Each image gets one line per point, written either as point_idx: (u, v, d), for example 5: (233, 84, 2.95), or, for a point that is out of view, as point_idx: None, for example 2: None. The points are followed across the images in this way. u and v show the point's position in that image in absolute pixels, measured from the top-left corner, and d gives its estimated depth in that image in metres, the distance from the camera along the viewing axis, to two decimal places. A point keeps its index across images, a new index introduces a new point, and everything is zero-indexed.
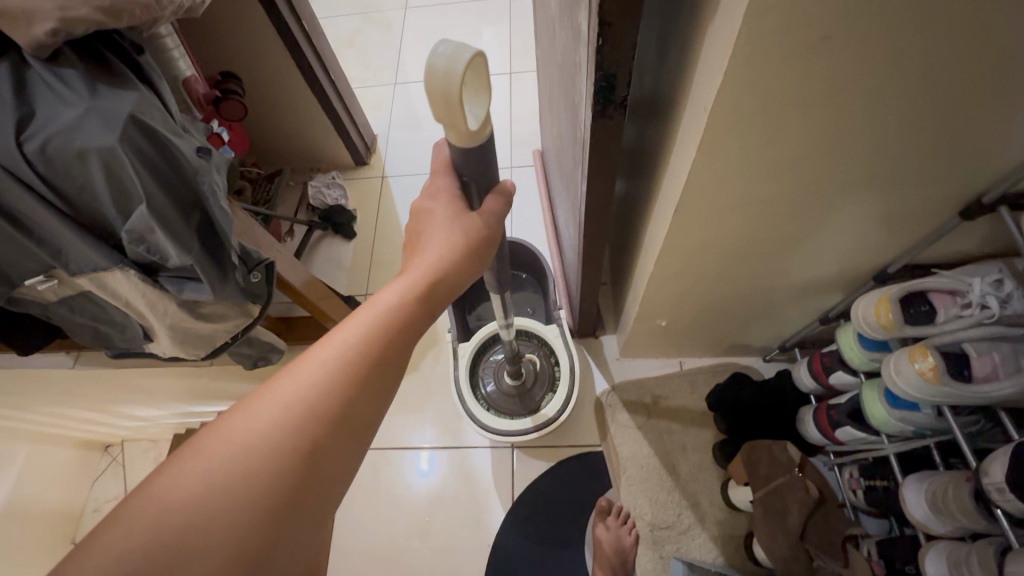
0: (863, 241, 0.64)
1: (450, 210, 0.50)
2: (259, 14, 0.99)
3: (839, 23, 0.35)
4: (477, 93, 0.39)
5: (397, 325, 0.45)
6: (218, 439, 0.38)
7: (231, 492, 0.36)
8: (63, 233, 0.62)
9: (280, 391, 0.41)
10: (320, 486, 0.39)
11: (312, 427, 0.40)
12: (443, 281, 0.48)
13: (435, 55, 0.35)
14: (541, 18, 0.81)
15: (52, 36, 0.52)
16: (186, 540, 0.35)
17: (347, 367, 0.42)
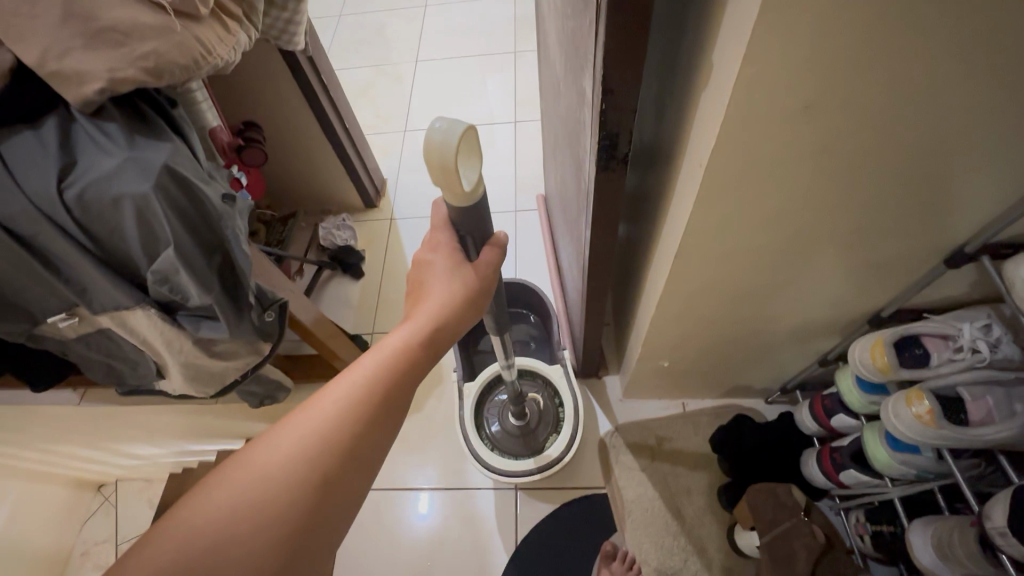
0: (855, 286, 0.67)
1: (450, 261, 0.52)
2: (282, 70, 1.06)
3: (817, 94, 0.39)
4: (470, 158, 0.43)
5: (402, 368, 0.47)
6: (240, 468, 0.40)
7: (250, 522, 0.38)
8: (93, 273, 0.65)
9: (292, 428, 0.42)
10: (333, 515, 0.41)
11: (326, 459, 0.41)
12: (446, 325, 0.50)
13: (433, 129, 0.39)
14: (546, 76, 0.87)
15: (100, 94, 0.57)
16: (208, 570, 0.36)
17: (355, 408, 0.44)
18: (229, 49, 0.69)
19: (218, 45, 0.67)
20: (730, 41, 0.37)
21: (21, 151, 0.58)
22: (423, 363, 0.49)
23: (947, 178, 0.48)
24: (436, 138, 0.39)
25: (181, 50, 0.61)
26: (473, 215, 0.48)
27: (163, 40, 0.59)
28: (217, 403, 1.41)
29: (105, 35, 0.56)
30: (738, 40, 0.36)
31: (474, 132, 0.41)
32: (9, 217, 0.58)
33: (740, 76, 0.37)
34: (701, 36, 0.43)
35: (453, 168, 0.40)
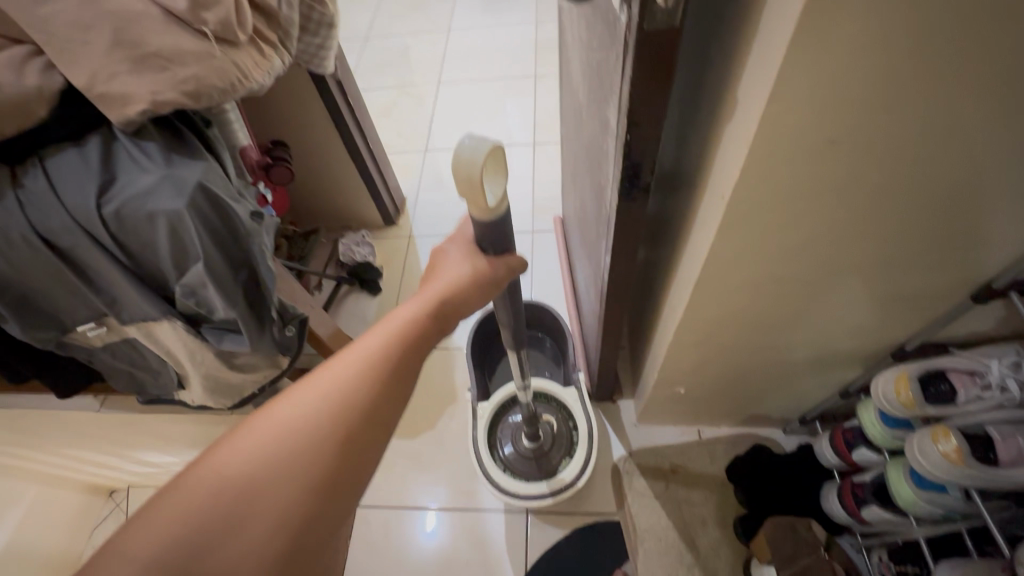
0: (880, 318, 0.66)
1: (464, 251, 0.53)
2: (311, 91, 1.09)
3: (841, 131, 0.39)
4: (496, 174, 0.44)
5: (413, 338, 0.48)
6: (266, 421, 0.42)
7: (274, 470, 0.40)
8: (123, 285, 0.67)
9: (312, 388, 0.43)
10: (352, 471, 0.42)
11: (344, 418, 0.42)
12: (457, 299, 0.51)
13: (462, 145, 0.41)
14: (568, 102, 0.89)
15: (143, 114, 0.60)
16: (236, 513, 0.38)
17: (367, 376, 0.44)
18: (264, 73, 0.71)
19: (254, 68, 0.69)
20: (755, 78, 0.38)
21: (66, 166, 0.61)
22: (433, 334, 0.50)
23: (973, 214, 0.48)
24: (467, 150, 0.41)
25: (218, 73, 0.63)
26: (498, 228, 0.48)
27: (202, 65, 0.62)
28: (231, 414, 1.42)
29: (150, 61, 0.59)
30: (763, 76, 0.37)
31: (501, 150, 0.42)
32: (50, 229, 0.61)
33: (764, 112, 0.38)
34: (725, 72, 0.44)
35: (479, 181, 0.41)
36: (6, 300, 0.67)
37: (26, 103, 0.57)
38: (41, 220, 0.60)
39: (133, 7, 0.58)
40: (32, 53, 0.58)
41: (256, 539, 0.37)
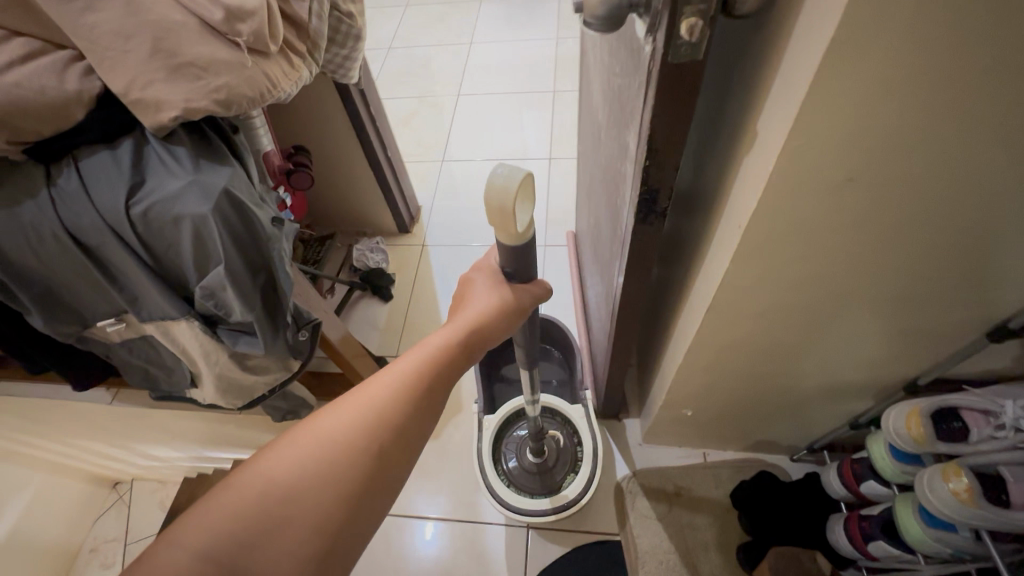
0: (894, 352, 0.66)
1: (490, 279, 0.55)
2: (334, 100, 1.11)
3: (861, 168, 0.40)
4: (527, 203, 0.44)
5: (443, 364, 0.49)
6: (308, 432, 0.44)
7: (313, 480, 0.41)
8: (146, 283, 0.69)
9: (351, 404, 0.45)
10: (381, 487, 0.43)
11: (379, 436, 0.44)
12: (486, 327, 0.52)
13: (495, 174, 0.41)
14: (586, 121, 0.90)
15: (173, 121, 0.62)
16: (275, 517, 0.40)
17: (398, 400, 0.46)
18: (292, 83, 0.74)
19: (282, 79, 0.71)
20: (775, 112, 0.39)
21: (98, 168, 0.63)
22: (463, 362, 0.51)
23: (989, 254, 0.48)
24: (500, 180, 0.41)
25: (250, 83, 0.66)
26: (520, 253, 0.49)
27: (234, 75, 0.64)
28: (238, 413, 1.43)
29: (184, 69, 0.61)
30: (784, 112, 0.38)
31: (533, 181, 0.42)
32: (79, 227, 0.63)
33: (783, 148, 0.38)
34: (745, 104, 0.44)
35: (510, 212, 0.42)
36: (32, 293, 0.69)
37: (65, 107, 0.59)
38: (71, 218, 0.62)
39: (172, 18, 0.60)
40: (76, 57, 0.61)
41: (290, 544, 0.39)
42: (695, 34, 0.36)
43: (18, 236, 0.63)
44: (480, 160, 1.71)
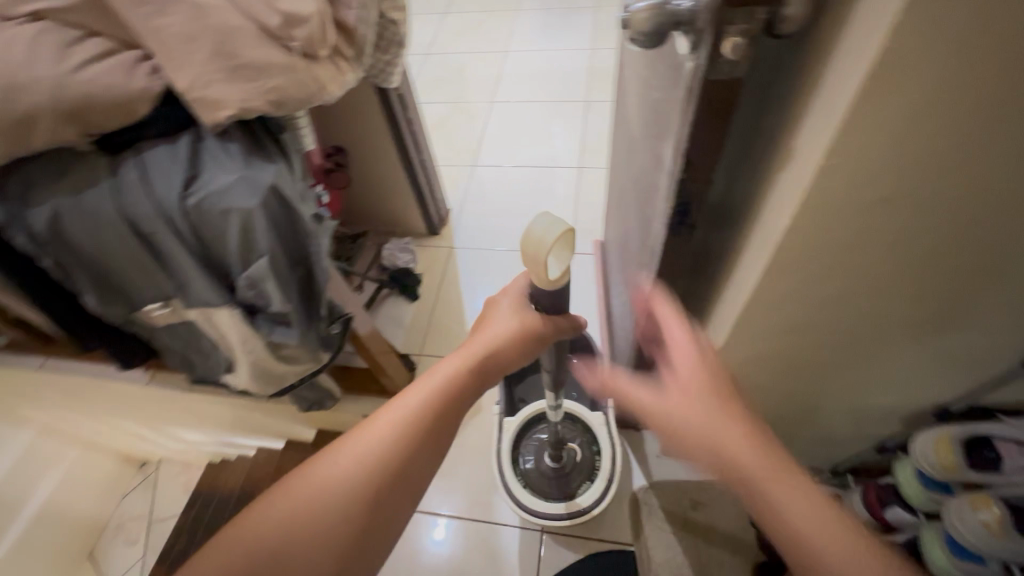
0: (925, 376, 0.65)
1: (513, 305, 0.56)
2: (374, 103, 1.15)
3: (897, 189, 0.40)
4: (563, 253, 0.47)
5: (448, 399, 0.51)
6: (315, 469, 0.47)
7: (319, 514, 0.45)
8: (193, 271, 0.73)
9: (356, 442, 0.48)
10: (384, 517, 0.47)
11: (381, 473, 0.47)
12: (500, 356, 0.54)
13: (536, 222, 0.44)
14: (619, 132, 0.91)
15: (228, 119, 0.66)
16: (287, 548, 0.44)
17: (399, 438, 0.48)
18: (337, 86, 0.76)
19: (329, 82, 0.74)
20: (813, 130, 0.39)
21: (157, 161, 0.67)
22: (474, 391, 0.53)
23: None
24: (535, 231, 0.44)
25: (299, 86, 0.69)
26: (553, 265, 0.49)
27: (286, 77, 0.67)
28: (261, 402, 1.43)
29: (242, 71, 0.64)
30: (822, 132, 0.38)
31: (573, 234, 0.45)
32: (137, 216, 0.67)
33: (820, 165, 0.39)
34: (784, 121, 0.45)
35: (542, 261, 0.45)
36: (88, 275, 0.74)
37: (131, 102, 0.63)
38: (130, 207, 0.66)
39: (233, 21, 0.64)
40: (142, 57, 0.65)
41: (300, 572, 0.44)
42: (737, 51, 0.37)
43: (81, 222, 0.67)
44: (510, 166, 1.74)
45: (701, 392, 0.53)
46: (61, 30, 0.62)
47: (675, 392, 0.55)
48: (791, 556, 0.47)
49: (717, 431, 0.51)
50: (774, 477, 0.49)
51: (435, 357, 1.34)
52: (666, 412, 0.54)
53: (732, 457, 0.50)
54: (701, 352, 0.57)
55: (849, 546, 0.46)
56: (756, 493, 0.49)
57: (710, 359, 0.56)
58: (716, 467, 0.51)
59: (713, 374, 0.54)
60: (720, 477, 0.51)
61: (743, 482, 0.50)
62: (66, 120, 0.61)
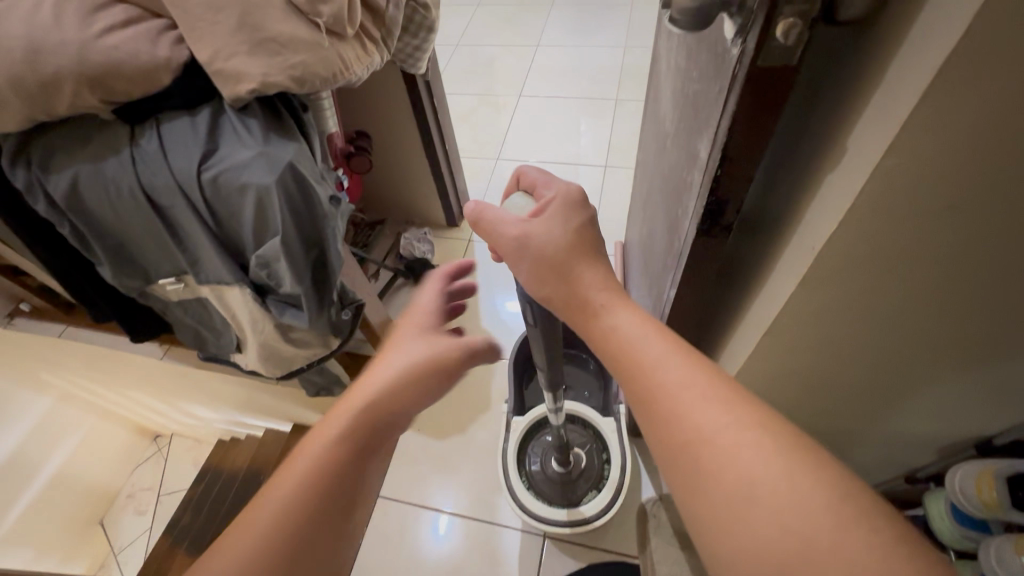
0: (968, 404, 0.60)
1: (418, 333, 0.50)
2: (400, 88, 1.14)
3: (965, 196, 0.36)
4: None
5: (322, 484, 0.42)
6: None
7: None
8: (207, 247, 0.72)
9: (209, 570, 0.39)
10: None
11: None
12: (389, 399, 0.46)
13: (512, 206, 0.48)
14: (651, 129, 0.87)
15: (250, 93, 0.64)
16: None
17: (261, 552, 0.39)
18: (363, 67, 0.74)
19: (355, 62, 0.73)
20: (872, 128, 0.36)
21: (177, 132, 0.66)
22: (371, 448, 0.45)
23: None
24: (514, 210, 0.48)
25: (324, 63, 0.67)
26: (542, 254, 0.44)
27: (311, 54, 0.66)
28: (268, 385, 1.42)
29: (266, 45, 0.63)
30: (884, 128, 0.34)
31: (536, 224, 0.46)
32: (154, 187, 0.66)
33: (878, 166, 0.35)
34: (836, 119, 0.41)
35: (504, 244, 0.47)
36: (106, 245, 0.74)
37: (154, 72, 0.62)
38: (148, 178, 0.66)
39: None
40: (167, 27, 0.63)
41: None
42: (793, 35, 0.34)
43: (100, 191, 0.67)
44: (536, 161, 1.71)
45: (565, 228, 0.45)
46: None
47: (536, 219, 0.45)
48: (633, 396, 0.39)
49: (572, 262, 0.44)
50: (618, 301, 0.42)
51: None
52: (520, 237, 0.45)
53: (578, 288, 0.43)
54: (574, 193, 0.46)
55: (693, 366, 0.37)
56: (599, 322, 0.42)
57: (581, 208, 0.46)
58: (562, 300, 0.44)
59: (580, 225, 0.45)
60: (566, 318, 0.45)
61: (588, 315, 0.43)
62: (89, 85, 0.60)
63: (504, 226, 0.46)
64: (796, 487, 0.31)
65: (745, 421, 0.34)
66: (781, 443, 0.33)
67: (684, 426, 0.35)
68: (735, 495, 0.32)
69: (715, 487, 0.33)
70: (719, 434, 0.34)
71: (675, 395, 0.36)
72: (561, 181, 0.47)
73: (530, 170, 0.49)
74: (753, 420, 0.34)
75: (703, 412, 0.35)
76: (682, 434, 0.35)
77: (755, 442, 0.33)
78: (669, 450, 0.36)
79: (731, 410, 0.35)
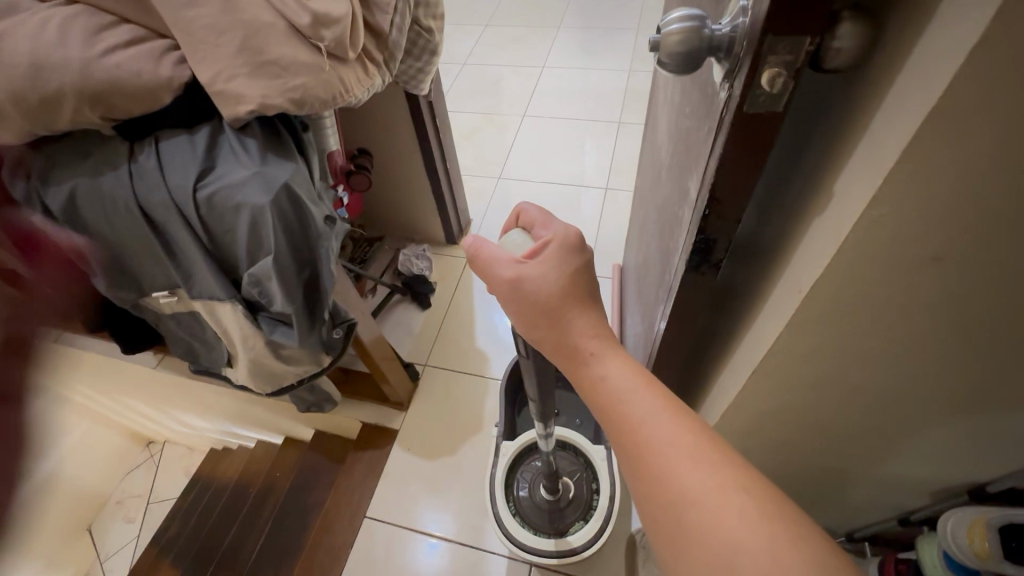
0: (961, 450, 0.59)
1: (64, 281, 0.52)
2: (403, 108, 1.15)
3: (950, 248, 0.36)
4: None
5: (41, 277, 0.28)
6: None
7: None
8: (200, 263, 0.72)
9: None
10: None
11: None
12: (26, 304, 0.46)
13: (509, 240, 0.46)
14: (648, 157, 0.88)
15: (249, 114, 0.65)
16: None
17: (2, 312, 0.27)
18: (363, 89, 0.75)
19: (356, 85, 0.74)
20: (856, 176, 0.36)
21: (175, 150, 0.66)
22: None
23: None
24: (511, 248, 0.46)
25: (323, 86, 0.68)
26: (531, 294, 0.42)
27: (312, 77, 0.66)
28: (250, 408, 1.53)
29: (266, 67, 0.64)
30: (869, 178, 0.34)
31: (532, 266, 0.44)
32: (149, 203, 0.67)
33: (863, 215, 0.35)
34: (825, 163, 0.41)
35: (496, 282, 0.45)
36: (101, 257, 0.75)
37: (156, 91, 0.63)
38: (144, 193, 0.66)
39: (263, 18, 0.63)
40: (171, 47, 0.64)
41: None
42: (779, 83, 0.34)
43: (96, 205, 0.68)
44: (537, 181, 1.72)
45: (560, 274, 0.42)
46: (96, 15, 0.62)
47: (531, 261, 0.43)
48: (621, 449, 0.39)
49: (565, 310, 0.42)
50: (610, 350, 0.42)
51: (440, 368, 1.31)
52: (513, 281, 0.43)
53: (569, 333, 0.42)
54: (572, 236, 0.44)
55: (680, 423, 0.37)
56: (589, 369, 0.42)
57: (578, 253, 0.43)
58: (551, 345, 0.44)
59: (579, 270, 0.43)
60: (556, 361, 0.44)
61: (578, 362, 0.42)
62: (89, 102, 0.61)
63: (499, 267, 0.44)
64: (774, 554, 0.31)
65: (730, 483, 0.34)
66: (763, 509, 0.33)
67: (668, 484, 0.35)
68: (715, 560, 0.32)
69: (695, 550, 0.33)
70: (704, 496, 0.34)
71: (662, 453, 0.36)
72: (561, 223, 0.45)
73: (529, 209, 0.46)
74: (740, 483, 0.34)
75: (688, 472, 0.35)
76: (667, 491, 0.35)
77: (741, 506, 0.33)
78: (656, 507, 0.36)
79: (715, 472, 0.35)
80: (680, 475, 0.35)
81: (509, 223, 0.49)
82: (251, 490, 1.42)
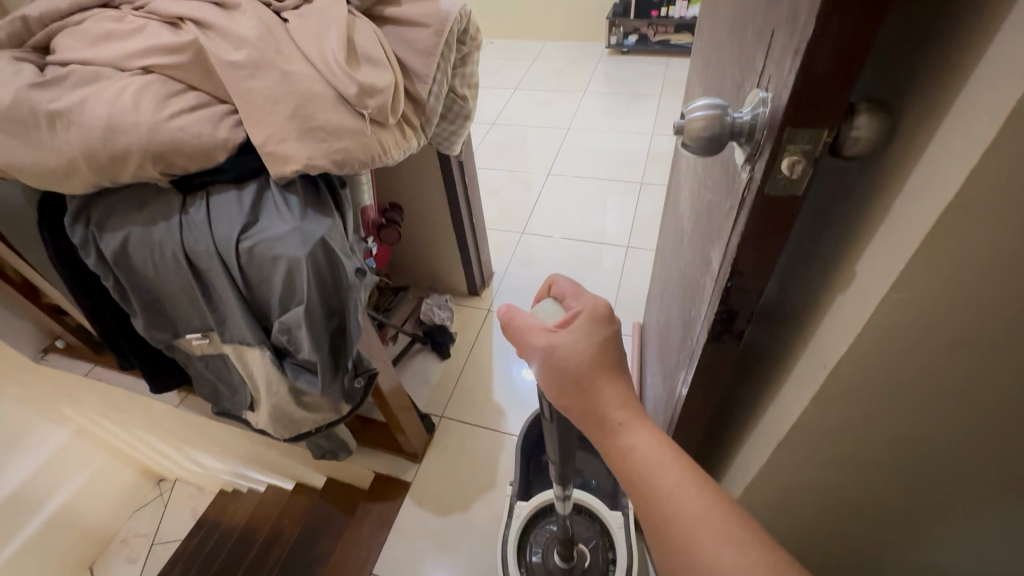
0: (1008, 543, 0.55)
1: None
2: (434, 166, 1.21)
3: (978, 333, 0.36)
4: None
5: None
6: None
7: None
8: (235, 309, 0.75)
9: None
10: None
11: None
12: None
13: (543, 308, 0.47)
14: (670, 221, 0.90)
15: (295, 172, 0.70)
16: None
17: None
18: (400, 151, 0.80)
19: (393, 146, 0.78)
20: (877, 259, 0.36)
21: (223, 204, 0.71)
22: None
23: None
24: (543, 316, 0.47)
25: (365, 149, 0.73)
26: (558, 358, 0.43)
27: (354, 140, 0.71)
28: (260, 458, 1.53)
29: (314, 132, 0.69)
30: (890, 262, 0.35)
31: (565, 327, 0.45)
32: (195, 251, 0.71)
33: (885, 298, 0.35)
34: (847, 242, 0.42)
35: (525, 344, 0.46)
36: (143, 299, 0.79)
37: (212, 150, 0.68)
38: (191, 243, 0.71)
39: (316, 88, 0.69)
40: (230, 111, 0.71)
41: None
42: (797, 169, 0.36)
43: (147, 252, 0.72)
44: (559, 237, 1.75)
45: (589, 343, 0.43)
46: (167, 83, 0.69)
47: (562, 330, 0.44)
48: (648, 522, 0.38)
49: (594, 377, 0.43)
50: (638, 420, 0.41)
51: (455, 421, 1.30)
52: (544, 349, 0.43)
53: (596, 402, 0.42)
54: (602, 307, 0.45)
55: (710, 499, 0.37)
56: (616, 440, 0.41)
57: (608, 323, 0.45)
58: (580, 413, 0.43)
59: (609, 340, 0.44)
60: (582, 428, 0.44)
61: (605, 432, 0.42)
62: (152, 160, 0.66)
63: (530, 334, 0.45)
64: None
65: (762, 564, 0.33)
66: None
67: (698, 563, 0.35)
68: None
69: None
70: None
71: (692, 528, 0.36)
72: (591, 295, 0.47)
73: (560, 281, 0.48)
74: (773, 565, 0.33)
75: (719, 548, 0.34)
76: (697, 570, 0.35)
77: None
78: None
79: (745, 549, 0.34)
80: (709, 554, 0.34)
81: (541, 292, 0.50)
82: (257, 538, 1.41)
